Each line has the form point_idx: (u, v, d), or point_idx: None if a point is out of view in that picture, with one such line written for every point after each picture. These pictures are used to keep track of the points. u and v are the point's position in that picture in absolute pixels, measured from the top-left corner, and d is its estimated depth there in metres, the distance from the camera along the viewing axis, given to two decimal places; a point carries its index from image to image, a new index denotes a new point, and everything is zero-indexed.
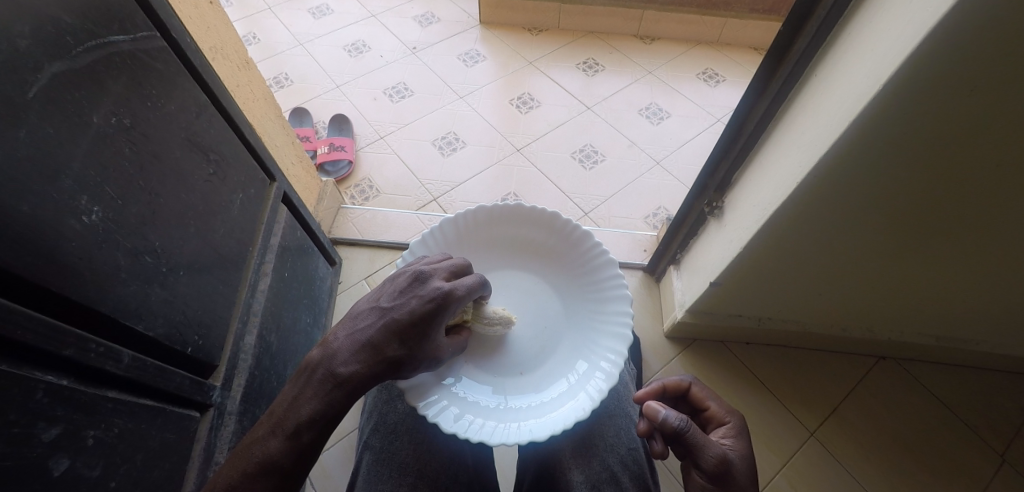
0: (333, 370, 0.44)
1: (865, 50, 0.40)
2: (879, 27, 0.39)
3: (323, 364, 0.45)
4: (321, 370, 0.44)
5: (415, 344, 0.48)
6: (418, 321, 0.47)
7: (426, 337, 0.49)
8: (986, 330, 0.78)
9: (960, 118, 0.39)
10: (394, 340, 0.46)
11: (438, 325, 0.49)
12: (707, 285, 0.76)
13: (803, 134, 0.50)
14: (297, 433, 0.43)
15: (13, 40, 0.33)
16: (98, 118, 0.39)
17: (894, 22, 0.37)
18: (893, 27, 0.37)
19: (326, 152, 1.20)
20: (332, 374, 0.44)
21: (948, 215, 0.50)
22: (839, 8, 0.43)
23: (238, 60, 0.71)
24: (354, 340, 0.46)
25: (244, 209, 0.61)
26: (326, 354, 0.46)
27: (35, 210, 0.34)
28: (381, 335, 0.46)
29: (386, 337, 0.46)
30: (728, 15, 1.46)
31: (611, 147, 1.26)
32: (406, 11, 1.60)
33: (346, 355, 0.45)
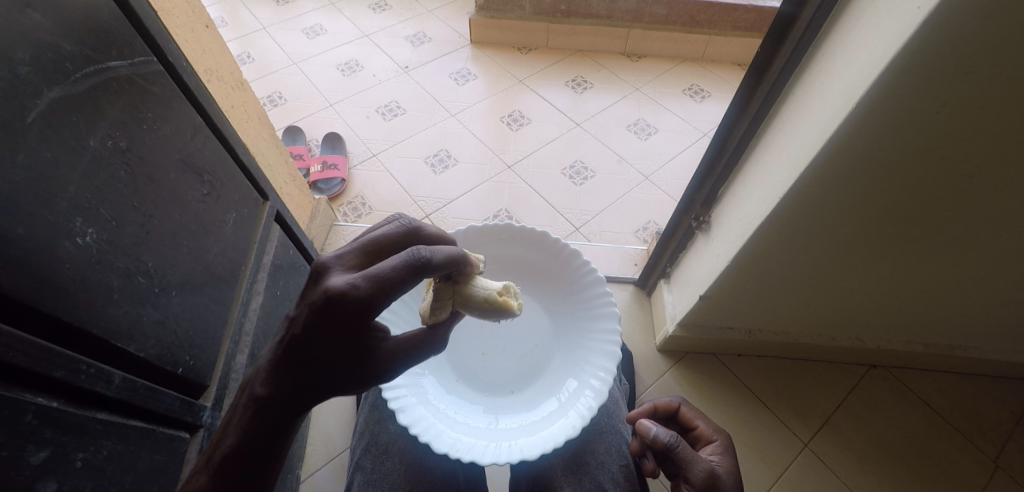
0: (252, 392, 0.40)
1: (838, 70, 0.43)
2: (850, 48, 0.41)
3: (247, 385, 0.41)
4: (244, 392, 0.40)
5: (328, 355, 0.40)
6: (311, 331, 0.39)
7: (342, 345, 0.40)
8: (972, 336, 0.79)
9: (930, 133, 0.41)
10: (301, 355, 0.39)
11: (347, 331, 0.39)
12: (697, 298, 0.77)
13: (784, 150, 0.52)
14: (222, 465, 0.39)
15: (14, 67, 0.34)
16: (94, 141, 0.40)
17: (863, 42, 0.39)
18: (863, 47, 0.39)
19: (319, 171, 1.21)
20: (251, 397, 0.40)
21: (924, 225, 0.52)
22: (812, 31, 0.46)
23: (232, 81, 0.72)
24: (269, 356, 0.40)
25: (238, 228, 0.61)
26: (251, 375, 0.41)
27: (31, 232, 0.35)
28: (287, 350, 0.39)
29: (291, 352, 0.39)
30: (711, 33, 1.50)
31: (600, 163, 1.28)
32: (398, 31, 1.63)
33: (262, 374, 0.40)
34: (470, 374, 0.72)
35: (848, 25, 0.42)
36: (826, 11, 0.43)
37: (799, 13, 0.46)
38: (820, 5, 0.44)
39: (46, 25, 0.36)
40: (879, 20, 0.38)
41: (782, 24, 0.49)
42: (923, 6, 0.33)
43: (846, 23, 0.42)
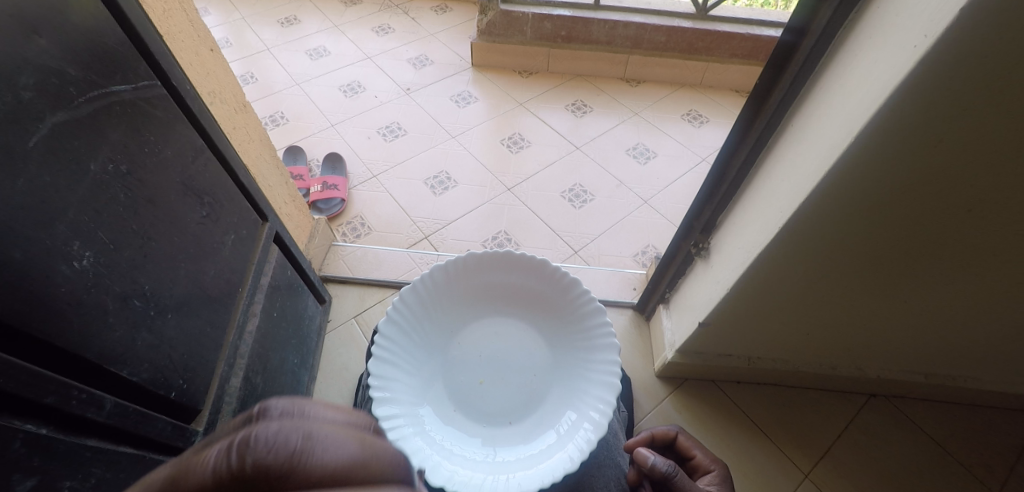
0: None
1: (837, 100, 0.43)
2: (849, 80, 0.41)
3: None
4: None
5: None
6: None
7: None
8: (972, 366, 0.79)
9: (928, 169, 0.41)
10: None
11: None
12: (697, 325, 0.76)
13: (782, 181, 0.53)
14: None
15: (17, 92, 0.34)
16: (95, 165, 0.40)
17: (862, 76, 0.39)
18: (861, 81, 0.39)
19: (319, 191, 1.21)
20: None
21: (923, 255, 0.52)
22: (813, 59, 0.46)
23: (235, 103, 0.73)
24: None
25: (236, 250, 0.61)
26: None
27: (28, 256, 0.35)
28: None
29: None
30: (709, 59, 1.53)
31: (599, 187, 1.29)
32: (401, 54, 1.66)
33: None
34: (470, 404, 0.73)
35: (848, 55, 0.42)
36: (827, 40, 0.43)
37: (798, 43, 0.46)
38: (820, 35, 0.43)
39: (51, 51, 0.36)
40: (876, 54, 0.37)
41: (782, 53, 0.48)
42: (918, 46, 0.33)
43: (847, 54, 0.42)
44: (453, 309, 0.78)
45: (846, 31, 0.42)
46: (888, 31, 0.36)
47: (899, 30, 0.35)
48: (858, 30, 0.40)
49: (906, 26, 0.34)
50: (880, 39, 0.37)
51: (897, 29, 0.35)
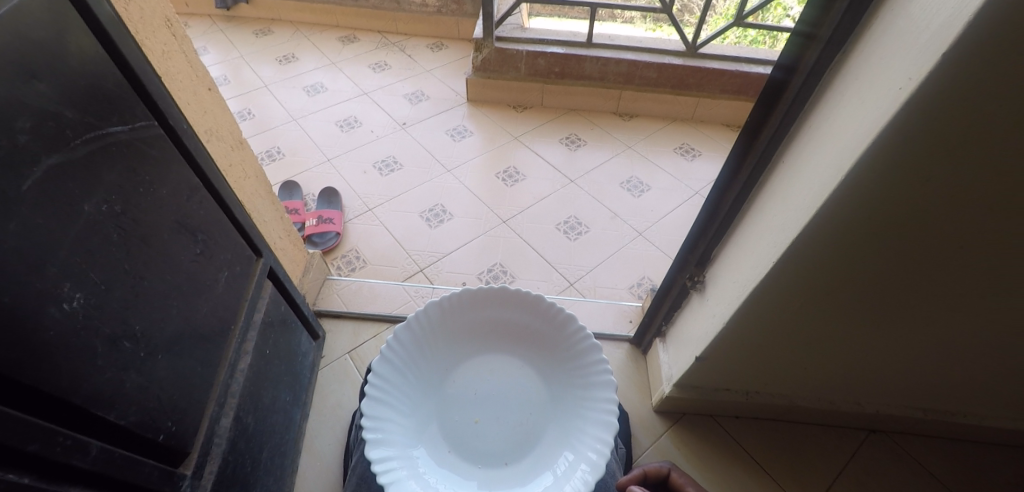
0: None
1: (828, 136, 0.44)
2: (839, 117, 0.42)
3: None
4: None
5: None
6: None
7: None
8: (971, 401, 0.78)
9: (917, 205, 0.42)
10: None
11: None
12: (693, 359, 0.76)
13: (775, 217, 0.54)
14: None
15: (14, 136, 0.34)
16: (90, 206, 0.40)
17: (852, 113, 0.40)
18: (851, 119, 0.40)
19: (314, 225, 1.21)
20: None
21: (915, 289, 0.53)
22: (803, 95, 0.47)
23: (232, 140, 0.74)
24: None
25: (229, 287, 0.60)
26: None
27: (17, 299, 0.34)
28: None
29: None
30: (700, 95, 1.58)
31: (594, 219, 1.30)
32: (397, 89, 1.70)
33: None
34: (465, 444, 0.71)
35: (837, 93, 0.43)
36: (816, 77, 0.45)
37: (788, 80, 0.48)
38: (809, 72, 0.45)
39: (49, 95, 0.37)
40: (864, 95, 0.39)
41: (772, 90, 0.50)
42: (905, 86, 0.34)
43: (835, 92, 0.43)
44: (448, 345, 0.77)
45: (835, 69, 0.43)
46: (876, 72, 0.38)
47: (886, 71, 0.36)
48: (846, 69, 0.42)
49: (893, 67, 0.36)
50: (868, 80, 0.39)
51: (884, 70, 0.37)
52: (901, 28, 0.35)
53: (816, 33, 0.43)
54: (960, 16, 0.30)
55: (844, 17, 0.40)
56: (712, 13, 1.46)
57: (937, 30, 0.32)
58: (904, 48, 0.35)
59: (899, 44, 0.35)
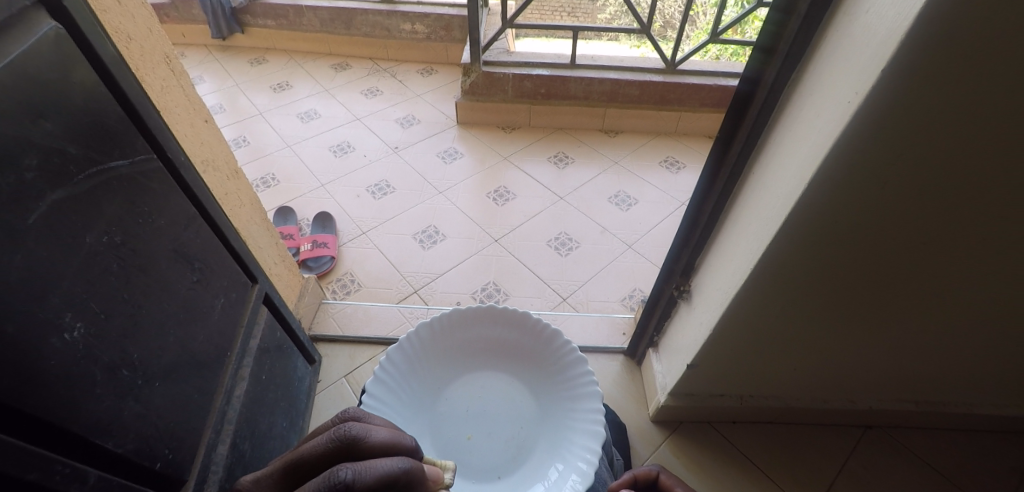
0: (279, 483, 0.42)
1: (792, 146, 0.46)
2: (800, 128, 0.45)
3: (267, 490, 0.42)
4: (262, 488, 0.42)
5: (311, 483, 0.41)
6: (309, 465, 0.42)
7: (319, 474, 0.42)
8: (959, 393, 0.79)
9: (881, 206, 0.44)
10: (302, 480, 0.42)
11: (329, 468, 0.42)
12: (686, 368, 0.77)
13: (750, 224, 0.56)
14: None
15: (20, 172, 0.36)
16: (91, 237, 0.42)
17: (811, 124, 0.43)
18: (810, 130, 0.43)
19: (309, 249, 1.23)
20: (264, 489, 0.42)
21: (890, 285, 0.55)
22: (768, 106, 0.50)
23: (228, 170, 0.76)
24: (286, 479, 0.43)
25: (225, 313, 0.61)
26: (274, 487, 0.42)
27: (20, 329, 0.35)
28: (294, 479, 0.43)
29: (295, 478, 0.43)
30: (682, 110, 1.62)
31: (584, 234, 1.32)
32: (388, 114, 1.73)
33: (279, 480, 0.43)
34: (460, 461, 0.72)
35: (798, 103, 0.45)
36: (779, 89, 0.47)
37: (753, 92, 0.50)
38: (771, 86, 0.48)
39: (55, 133, 0.38)
40: (820, 107, 0.41)
41: (740, 102, 0.53)
42: (854, 100, 0.37)
43: (796, 104, 0.46)
44: (438, 364, 0.77)
45: (794, 81, 0.46)
46: (828, 85, 0.40)
47: (837, 85, 0.39)
48: (804, 82, 0.44)
49: (842, 81, 0.38)
50: (823, 92, 0.41)
51: (835, 84, 0.39)
52: (846, 45, 0.38)
53: (776, 49, 0.45)
54: (892, 36, 0.32)
55: (797, 34, 0.42)
56: (693, 27, 1.52)
57: (873, 49, 0.34)
58: (849, 64, 0.37)
59: (845, 60, 0.38)
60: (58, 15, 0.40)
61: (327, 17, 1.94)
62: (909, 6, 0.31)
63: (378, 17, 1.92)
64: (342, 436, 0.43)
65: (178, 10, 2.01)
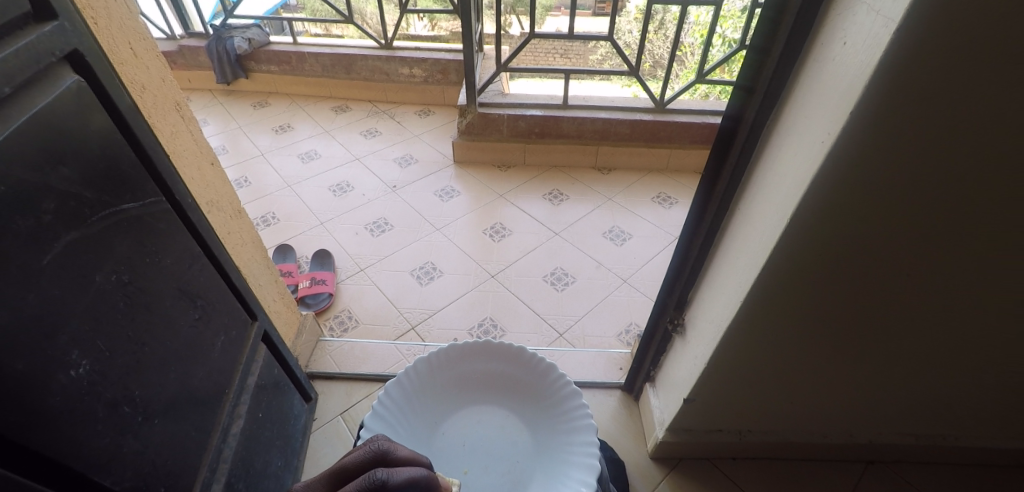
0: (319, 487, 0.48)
1: (774, 182, 0.49)
2: (781, 164, 0.47)
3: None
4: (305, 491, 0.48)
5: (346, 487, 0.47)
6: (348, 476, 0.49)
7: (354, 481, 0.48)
8: (957, 425, 0.79)
9: (859, 239, 0.46)
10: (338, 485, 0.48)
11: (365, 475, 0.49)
12: (682, 402, 0.77)
13: (738, 257, 0.58)
14: None
15: (39, 215, 0.37)
16: (101, 276, 0.43)
17: (790, 161, 0.46)
18: (790, 167, 0.46)
19: (307, 286, 1.24)
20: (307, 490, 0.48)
21: (877, 317, 0.56)
22: (750, 143, 0.53)
23: (231, 209, 0.78)
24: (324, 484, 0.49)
25: (225, 350, 0.62)
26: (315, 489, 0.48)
27: (29, 366, 0.37)
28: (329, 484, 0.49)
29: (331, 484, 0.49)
30: (673, 147, 1.68)
31: (580, 269, 1.34)
32: (387, 154, 1.78)
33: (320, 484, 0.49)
34: None
35: (778, 141, 0.48)
36: (759, 127, 0.50)
37: (736, 130, 0.54)
38: (752, 124, 0.51)
39: (72, 178, 0.40)
40: (797, 145, 0.44)
41: (724, 139, 0.56)
42: (826, 139, 0.39)
43: (776, 142, 0.49)
44: (433, 397, 0.78)
45: (773, 120, 0.49)
46: (804, 125, 0.43)
47: (811, 125, 0.42)
48: (782, 121, 0.48)
49: (816, 121, 0.41)
50: (800, 132, 0.44)
51: (810, 125, 0.42)
52: (818, 88, 0.41)
53: (754, 90, 0.49)
54: (858, 81, 0.35)
55: (773, 77, 0.46)
56: (682, 67, 1.63)
57: (842, 93, 0.37)
58: (822, 105, 0.40)
59: (818, 102, 0.41)
60: (81, 68, 0.43)
61: (328, 62, 2.03)
62: (869, 55, 0.34)
63: (377, 62, 2.00)
64: (374, 450, 0.50)
65: (185, 57, 2.09)
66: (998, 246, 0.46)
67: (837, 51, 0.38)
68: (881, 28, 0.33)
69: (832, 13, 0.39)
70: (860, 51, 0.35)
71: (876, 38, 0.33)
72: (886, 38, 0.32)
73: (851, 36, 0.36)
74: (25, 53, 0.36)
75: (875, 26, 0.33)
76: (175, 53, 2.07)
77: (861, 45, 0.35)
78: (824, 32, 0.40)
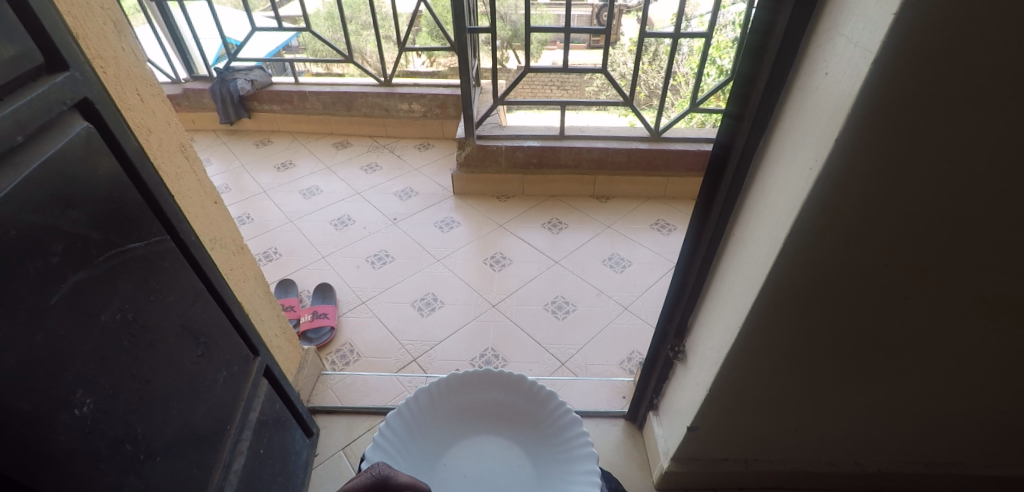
0: None
1: (766, 207, 0.50)
2: (772, 190, 0.49)
3: None
4: None
5: None
6: None
7: None
8: (970, 451, 0.78)
9: (851, 262, 0.47)
10: None
11: None
12: (686, 430, 0.76)
13: (735, 283, 0.58)
14: None
15: (48, 257, 0.39)
16: (106, 315, 0.44)
17: (781, 186, 0.47)
18: (780, 193, 0.47)
19: (309, 320, 1.24)
20: None
21: (876, 341, 0.56)
22: (742, 169, 0.54)
23: (234, 246, 0.79)
24: None
25: (227, 387, 0.62)
26: None
27: (35, 406, 0.37)
28: None
29: None
30: (669, 176, 1.71)
31: (580, 297, 1.35)
32: (387, 188, 1.82)
33: None
34: None
35: (768, 167, 0.50)
36: (751, 153, 0.52)
37: (727, 157, 0.55)
38: (742, 150, 0.53)
39: (80, 220, 0.42)
40: (786, 171, 0.46)
41: (716, 166, 0.57)
42: (814, 166, 0.41)
43: (767, 168, 0.50)
44: (436, 428, 0.79)
45: (762, 147, 0.51)
46: (792, 152, 0.45)
47: (799, 151, 0.43)
48: (771, 148, 0.49)
49: (804, 148, 0.43)
50: (788, 159, 0.45)
51: (798, 152, 0.44)
52: (803, 116, 0.43)
53: (743, 116, 0.51)
54: (841, 109, 0.37)
55: (761, 106, 0.48)
56: (676, 97, 1.65)
57: (827, 121, 0.39)
58: (807, 132, 0.42)
59: (804, 129, 0.43)
60: (91, 115, 0.45)
61: (330, 100, 2.09)
62: (850, 84, 0.36)
63: (378, 98, 2.06)
64: (376, 475, 0.56)
65: (190, 99, 2.16)
66: (992, 268, 0.46)
67: (820, 81, 0.40)
68: (859, 59, 0.34)
69: (814, 45, 0.41)
70: (841, 80, 0.37)
71: (856, 68, 0.35)
72: (864, 68, 0.34)
73: (832, 66, 0.38)
74: (36, 103, 0.38)
75: (854, 57, 0.35)
76: (180, 95, 2.13)
77: (842, 76, 0.36)
78: (806, 64, 0.42)
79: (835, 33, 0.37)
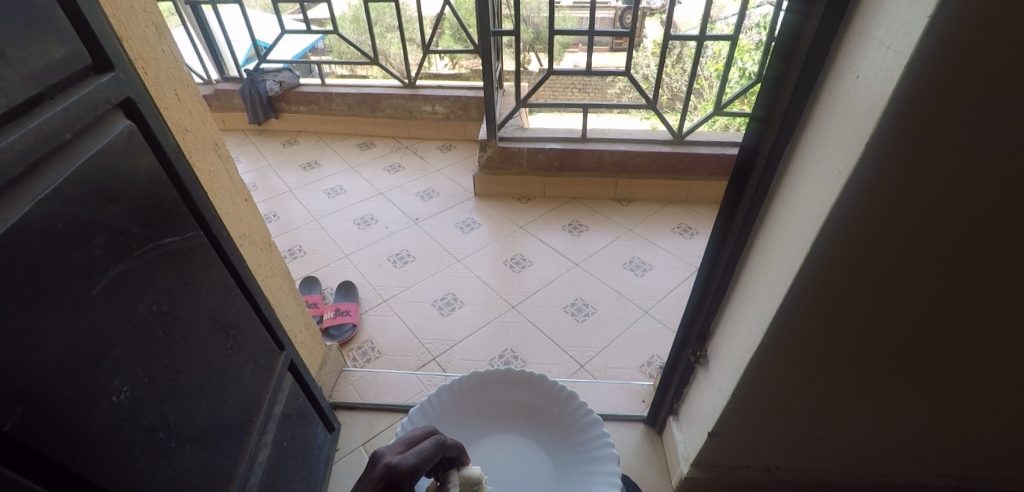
0: (390, 464, 0.51)
1: (793, 212, 0.49)
2: (799, 194, 0.48)
3: (382, 462, 0.52)
4: (381, 465, 0.51)
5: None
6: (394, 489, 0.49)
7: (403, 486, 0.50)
8: (1007, 470, 0.74)
9: (883, 270, 0.45)
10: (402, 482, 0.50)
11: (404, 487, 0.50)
12: (707, 436, 0.75)
13: (760, 288, 0.57)
14: None
15: (91, 249, 0.40)
16: (143, 306, 0.46)
17: (808, 190, 0.46)
18: (807, 198, 0.46)
19: (332, 317, 1.26)
20: (386, 464, 0.51)
21: (908, 351, 0.54)
22: (768, 173, 0.53)
23: (262, 242, 0.81)
24: (412, 454, 0.52)
25: (254, 379, 0.64)
26: (384, 458, 0.52)
27: (77, 392, 0.39)
28: (405, 467, 0.51)
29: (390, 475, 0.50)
30: (691, 179, 1.68)
31: (600, 300, 1.34)
32: (410, 188, 1.84)
33: (399, 457, 0.52)
34: None
35: (796, 171, 0.49)
36: (777, 156, 0.51)
37: (753, 161, 0.54)
38: (769, 152, 0.51)
39: (122, 215, 0.44)
40: (815, 176, 0.45)
41: (741, 170, 0.56)
42: (843, 172, 0.40)
43: (794, 171, 0.49)
44: (458, 427, 0.80)
45: (790, 151, 0.50)
46: (820, 156, 0.44)
47: (827, 156, 0.42)
48: (799, 151, 0.48)
49: (832, 152, 0.41)
50: (817, 163, 0.44)
51: (827, 156, 0.42)
52: (833, 119, 0.42)
53: (771, 118, 0.49)
54: (872, 114, 0.36)
55: (789, 108, 0.47)
56: (699, 100, 1.63)
57: (857, 126, 0.38)
58: (837, 136, 0.41)
59: (833, 133, 0.42)
60: (131, 113, 0.47)
61: (355, 102, 2.13)
62: (882, 88, 0.34)
63: (401, 100, 2.09)
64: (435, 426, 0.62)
65: (220, 100, 2.23)
66: None
67: (850, 84, 0.39)
68: (891, 62, 0.33)
69: (845, 47, 0.40)
70: (872, 84, 0.36)
71: (888, 71, 0.34)
72: (897, 72, 0.33)
73: (863, 70, 0.37)
74: (84, 101, 0.40)
75: (886, 60, 0.34)
76: (212, 96, 2.21)
77: (874, 80, 0.35)
78: (837, 65, 0.41)
79: (867, 35, 0.36)
